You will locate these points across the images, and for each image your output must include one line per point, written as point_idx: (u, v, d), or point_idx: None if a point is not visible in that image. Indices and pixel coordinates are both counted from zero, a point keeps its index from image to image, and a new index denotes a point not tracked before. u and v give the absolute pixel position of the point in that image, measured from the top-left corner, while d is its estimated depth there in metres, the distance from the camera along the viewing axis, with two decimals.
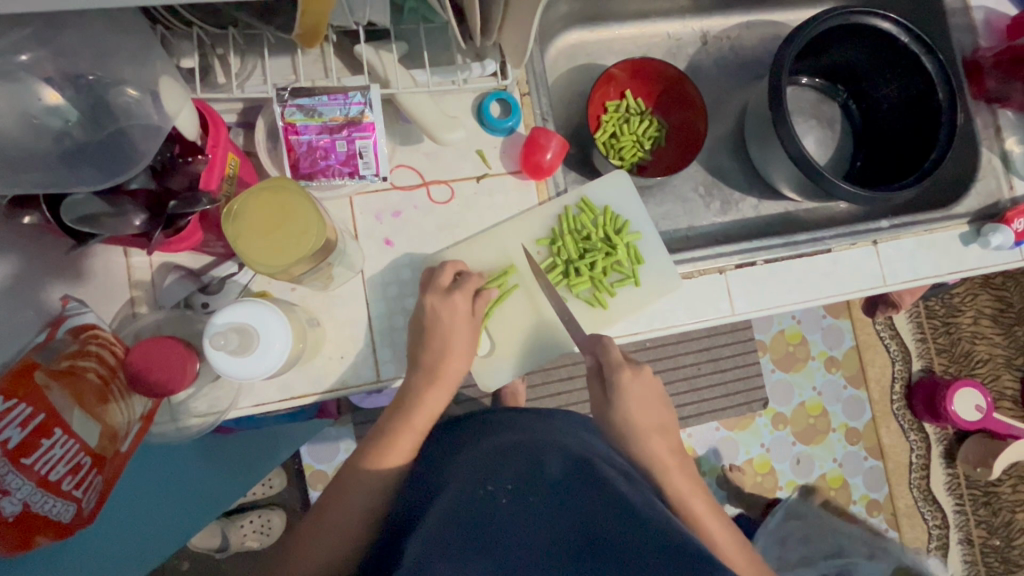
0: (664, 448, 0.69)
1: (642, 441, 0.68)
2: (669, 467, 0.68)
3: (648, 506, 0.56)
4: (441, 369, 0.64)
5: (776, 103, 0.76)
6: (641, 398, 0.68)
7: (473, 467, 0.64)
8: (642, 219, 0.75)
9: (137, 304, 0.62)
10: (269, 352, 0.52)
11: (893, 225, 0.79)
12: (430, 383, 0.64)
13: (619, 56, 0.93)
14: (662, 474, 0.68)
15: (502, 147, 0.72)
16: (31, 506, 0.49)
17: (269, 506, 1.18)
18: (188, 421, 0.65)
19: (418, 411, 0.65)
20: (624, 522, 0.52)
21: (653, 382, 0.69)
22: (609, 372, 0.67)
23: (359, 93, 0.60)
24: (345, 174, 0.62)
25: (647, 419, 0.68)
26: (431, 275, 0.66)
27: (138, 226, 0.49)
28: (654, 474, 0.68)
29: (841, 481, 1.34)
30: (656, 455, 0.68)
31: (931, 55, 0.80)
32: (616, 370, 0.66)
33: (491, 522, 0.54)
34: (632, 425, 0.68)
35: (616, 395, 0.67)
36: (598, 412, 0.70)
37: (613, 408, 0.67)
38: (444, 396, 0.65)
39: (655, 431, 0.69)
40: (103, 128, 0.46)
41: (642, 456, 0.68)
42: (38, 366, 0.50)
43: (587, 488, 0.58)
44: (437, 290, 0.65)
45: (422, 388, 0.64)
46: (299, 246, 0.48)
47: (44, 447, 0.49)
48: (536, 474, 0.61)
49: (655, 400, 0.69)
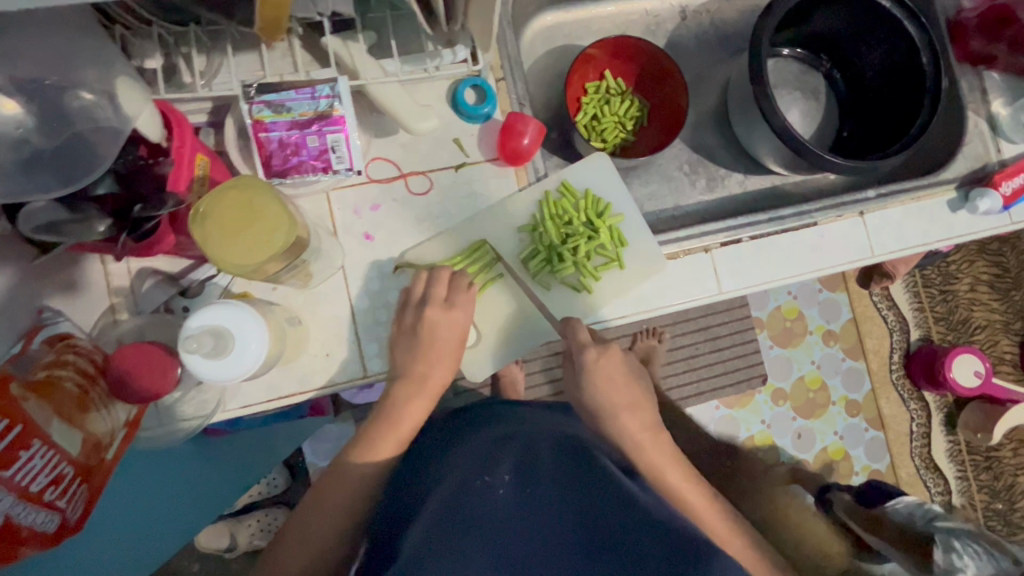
0: (638, 424, 0.68)
1: (616, 418, 0.68)
2: (642, 442, 0.68)
3: (646, 500, 0.57)
4: (441, 368, 0.65)
5: (757, 76, 0.75)
6: (606, 377, 0.69)
7: (466, 462, 0.64)
8: (623, 200, 0.74)
9: (117, 310, 0.62)
10: (246, 352, 0.51)
11: (880, 195, 0.77)
12: (406, 380, 0.64)
13: (597, 37, 0.91)
14: (636, 454, 0.68)
15: (479, 134, 0.71)
16: (11, 519, 0.47)
17: (275, 505, 1.19)
18: (175, 425, 0.63)
19: (403, 420, 0.65)
20: (626, 518, 0.52)
21: (619, 359, 0.70)
22: (576, 352, 0.68)
23: (327, 86, 0.59)
24: (318, 169, 0.61)
25: (620, 395, 0.69)
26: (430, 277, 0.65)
27: (104, 231, 0.48)
28: (639, 454, 0.68)
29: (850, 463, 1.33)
30: (629, 432, 0.68)
31: (913, 18, 0.79)
32: (582, 351, 0.68)
33: (489, 514, 0.53)
34: (605, 405, 0.68)
35: (585, 377, 0.68)
36: (570, 392, 0.71)
37: (582, 392, 0.69)
38: (426, 407, 0.65)
39: (625, 407, 0.69)
40: (58, 135, 0.45)
41: (630, 441, 0.68)
42: (12, 377, 0.49)
43: (583, 482, 0.58)
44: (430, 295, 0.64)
45: (416, 369, 0.64)
46: (267, 246, 0.47)
47: (23, 460, 0.47)
48: (532, 463, 0.61)
49: (624, 374, 0.70)
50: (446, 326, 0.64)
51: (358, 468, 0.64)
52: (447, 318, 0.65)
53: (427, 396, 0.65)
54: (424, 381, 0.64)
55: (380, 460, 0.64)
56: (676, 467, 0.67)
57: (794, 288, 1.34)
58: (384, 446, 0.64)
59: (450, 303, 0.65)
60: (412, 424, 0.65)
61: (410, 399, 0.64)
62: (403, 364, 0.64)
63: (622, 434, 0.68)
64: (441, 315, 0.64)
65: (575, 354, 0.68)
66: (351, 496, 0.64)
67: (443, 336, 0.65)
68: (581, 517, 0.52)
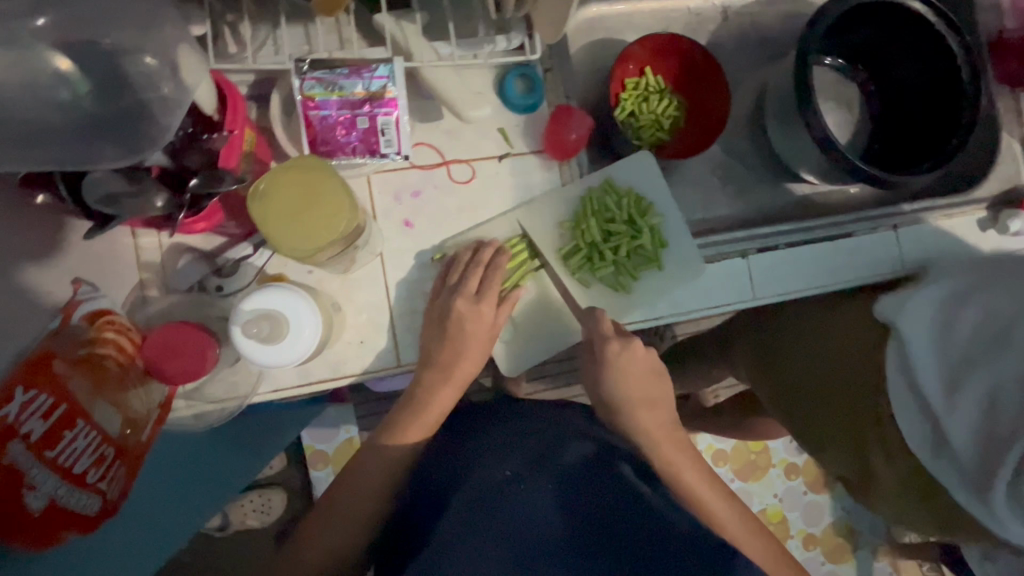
0: (655, 423, 0.67)
1: (633, 415, 0.67)
2: (659, 439, 0.66)
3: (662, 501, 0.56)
4: (468, 362, 0.64)
5: (801, 83, 0.75)
6: (634, 370, 0.67)
7: (482, 458, 0.62)
8: (665, 202, 0.73)
9: (147, 286, 0.59)
10: (301, 338, 0.53)
11: (915, 210, 0.79)
12: (446, 384, 0.63)
13: (638, 32, 0.89)
14: (650, 449, 0.66)
15: (524, 125, 0.70)
16: (57, 500, 0.44)
17: (269, 486, 1.16)
18: (205, 410, 0.62)
19: (433, 407, 0.64)
20: (655, 530, 0.50)
21: (646, 356, 0.68)
22: (598, 343, 0.66)
23: (382, 66, 0.57)
24: (364, 152, 0.58)
25: (638, 389, 0.67)
26: (465, 295, 0.63)
27: (161, 207, 0.46)
28: (654, 449, 0.66)
29: (848, 528, 1.32)
30: (647, 429, 0.66)
31: (958, 36, 0.79)
32: (605, 342, 0.66)
33: (504, 505, 0.52)
34: (624, 397, 0.67)
35: (607, 369, 0.66)
36: (590, 388, 0.70)
37: (604, 386, 0.67)
38: (456, 395, 0.65)
39: (641, 404, 0.67)
40: (114, 103, 0.42)
41: (639, 435, 0.66)
42: (54, 355, 0.46)
43: (603, 476, 0.56)
44: (472, 320, 0.62)
45: (439, 359, 0.63)
46: (328, 230, 0.47)
47: (67, 439, 0.45)
48: (549, 456, 0.59)
49: (649, 371, 0.68)
50: (473, 321, 0.63)
51: (385, 456, 0.63)
52: (475, 312, 0.63)
53: (457, 383, 0.64)
54: (448, 370, 0.63)
55: (405, 450, 0.64)
56: (690, 465, 0.65)
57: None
58: (412, 430, 0.64)
59: (479, 299, 0.63)
60: (441, 407, 0.65)
61: (439, 386, 0.63)
62: (430, 341, 0.63)
63: (639, 433, 0.66)
64: (469, 308, 0.62)
65: (598, 345, 0.66)
66: (376, 487, 0.63)
67: (470, 329, 0.63)
68: (607, 518, 0.51)
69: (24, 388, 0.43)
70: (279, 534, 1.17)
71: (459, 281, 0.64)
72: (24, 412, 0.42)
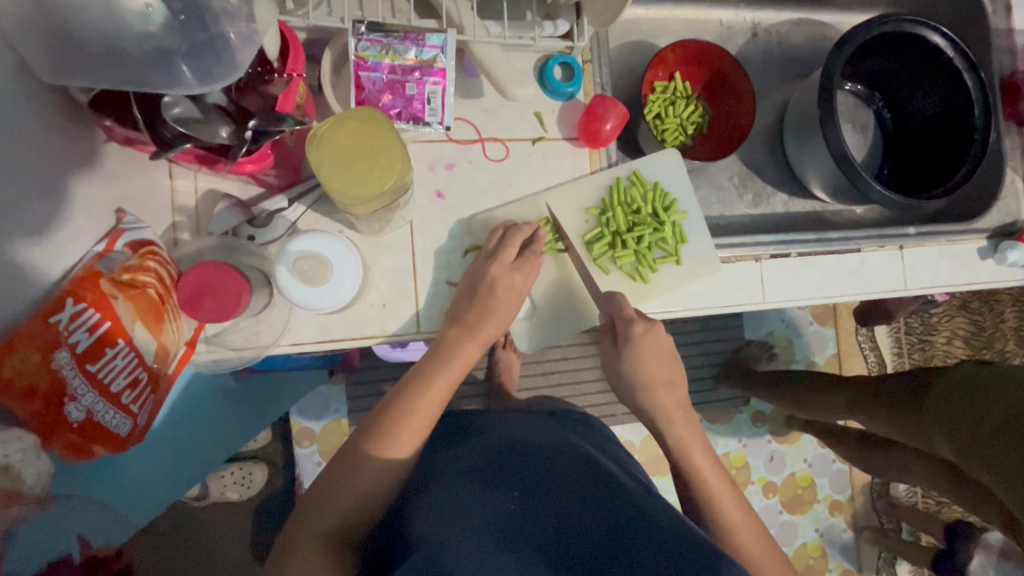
0: (671, 402, 0.69)
1: (652, 395, 0.68)
2: (674, 418, 0.68)
3: (644, 492, 0.55)
4: (495, 324, 0.64)
5: (825, 100, 0.77)
6: (651, 352, 0.68)
7: (477, 451, 0.61)
8: (688, 199, 0.75)
9: (179, 229, 0.60)
10: (339, 285, 0.59)
11: (920, 233, 0.82)
12: (467, 349, 0.63)
13: (672, 38, 0.92)
14: (665, 426, 0.68)
15: (559, 112, 0.72)
16: (92, 415, 0.46)
17: (251, 459, 1.14)
18: (227, 355, 0.62)
19: (456, 362, 0.63)
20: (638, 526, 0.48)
21: (667, 339, 0.69)
22: (623, 325, 0.68)
23: (435, 36, 0.58)
24: (410, 118, 0.60)
25: (659, 371, 0.69)
26: (498, 259, 0.65)
27: (224, 138, 0.49)
28: (666, 427, 0.68)
29: (819, 549, 1.35)
30: (663, 409, 0.68)
31: (973, 71, 0.83)
32: (628, 324, 0.67)
33: (507, 506, 0.51)
34: (641, 375, 0.68)
35: (629, 350, 0.68)
36: (609, 369, 0.71)
37: (624, 367, 0.69)
38: (478, 353, 0.64)
39: (663, 386, 0.69)
40: (193, 32, 0.43)
41: (646, 407, 0.69)
42: (101, 274, 0.47)
43: (590, 470, 0.56)
44: (503, 284, 0.64)
45: (466, 317, 0.63)
46: (381, 180, 0.48)
47: (108, 356, 0.47)
48: (557, 458, 0.58)
49: (665, 357, 0.69)
50: (503, 285, 0.64)
51: (396, 417, 0.60)
52: (508, 279, 0.64)
53: (481, 341, 0.64)
54: (476, 329, 0.63)
55: (424, 413, 0.60)
56: (701, 446, 0.67)
57: (787, 317, 1.36)
58: (430, 394, 0.61)
59: (515, 267, 0.65)
60: (462, 369, 0.63)
61: (460, 346, 0.63)
62: (458, 309, 0.64)
63: (653, 411, 0.69)
64: (500, 272, 0.64)
65: (623, 326, 0.68)
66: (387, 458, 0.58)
67: (496, 297, 0.64)
68: (603, 517, 0.48)
69: (74, 300, 0.45)
70: (257, 509, 1.15)
71: (493, 248, 0.65)
72: (72, 324, 0.44)
